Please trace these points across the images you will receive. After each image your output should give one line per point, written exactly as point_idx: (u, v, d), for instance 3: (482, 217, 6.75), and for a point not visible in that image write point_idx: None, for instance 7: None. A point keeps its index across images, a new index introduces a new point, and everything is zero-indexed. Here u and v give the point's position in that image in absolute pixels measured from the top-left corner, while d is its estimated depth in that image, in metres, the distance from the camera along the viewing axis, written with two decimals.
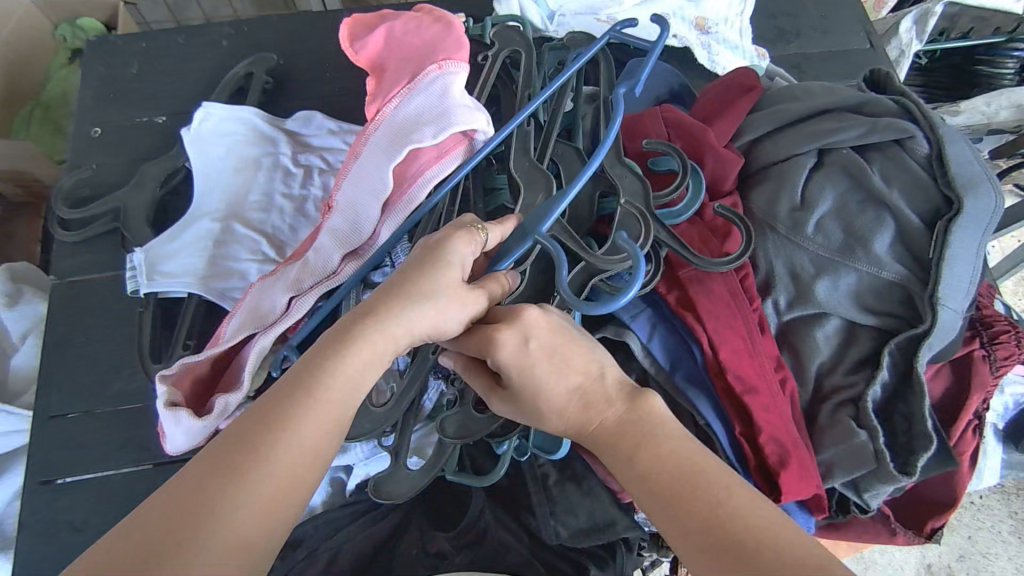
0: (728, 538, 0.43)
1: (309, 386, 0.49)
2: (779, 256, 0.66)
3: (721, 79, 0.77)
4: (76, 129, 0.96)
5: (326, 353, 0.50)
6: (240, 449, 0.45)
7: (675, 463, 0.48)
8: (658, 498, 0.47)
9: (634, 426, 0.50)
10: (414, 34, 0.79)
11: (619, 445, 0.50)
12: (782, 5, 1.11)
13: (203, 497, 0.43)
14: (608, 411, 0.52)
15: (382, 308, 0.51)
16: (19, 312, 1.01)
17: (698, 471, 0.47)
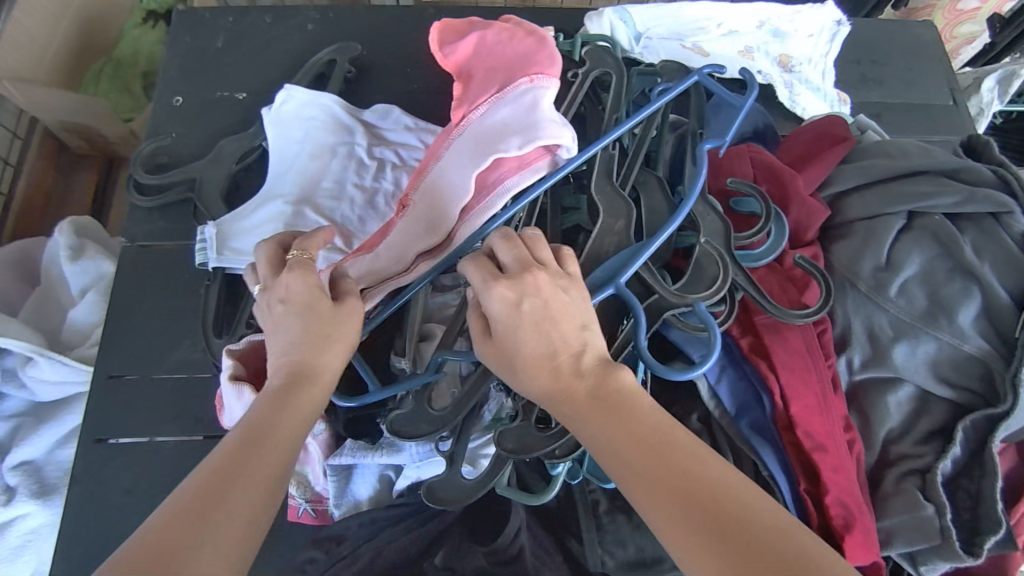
0: (701, 501, 0.44)
1: (264, 433, 0.50)
2: (858, 316, 0.65)
3: (812, 125, 0.76)
4: (158, 96, 0.97)
5: (273, 397, 0.52)
6: (200, 503, 0.44)
7: (647, 435, 0.48)
8: (632, 472, 0.47)
9: (604, 397, 0.51)
10: (506, 45, 0.78)
11: (597, 417, 0.50)
12: (867, 52, 1.09)
13: (174, 549, 0.41)
14: (579, 384, 0.52)
15: (300, 356, 0.55)
16: (81, 267, 1.03)
17: (669, 442, 0.48)
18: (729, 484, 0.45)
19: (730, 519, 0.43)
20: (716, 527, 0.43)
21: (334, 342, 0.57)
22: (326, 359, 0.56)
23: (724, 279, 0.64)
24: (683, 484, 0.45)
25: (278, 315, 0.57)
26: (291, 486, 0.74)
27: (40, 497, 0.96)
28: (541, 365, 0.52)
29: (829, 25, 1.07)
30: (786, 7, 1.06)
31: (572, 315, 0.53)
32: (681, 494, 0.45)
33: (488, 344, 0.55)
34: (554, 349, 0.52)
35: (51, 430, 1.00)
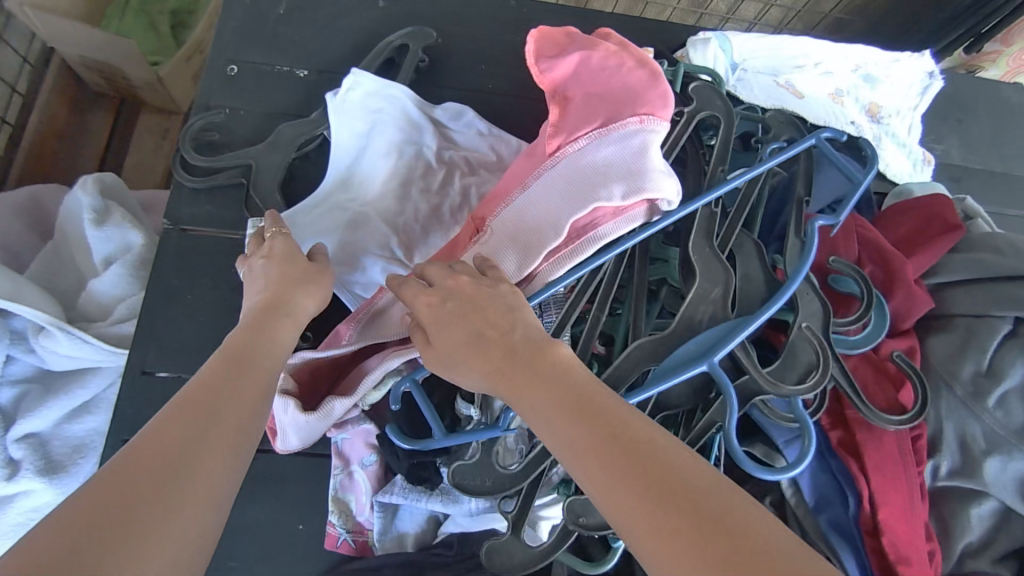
0: (638, 461, 0.43)
1: (242, 359, 0.52)
2: (952, 421, 0.63)
3: (920, 206, 0.73)
4: (210, 62, 0.89)
5: (246, 330, 0.56)
6: (189, 414, 0.45)
7: (576, 399, 0.47)
8: (572, 444, 0.46)
9: (536, 364, 0.50)
10: (614, 74, 0.72)
11: (530, 384, 0.49)
12: (957, 109, 1.05)
13: (166, 460, 0.41)
14: (511, 356, 0.51)
15: (276, 304, 0.60)
16: (106, 234, 0.97)
17: (596, 403, 0.47)
18: (660, 442, 0.44)
19: (656, 471, 0.42)
20: (641, 481, 0.42)
21: (309, 289, 0.63)
22: (301, 299, 0.62)
23: (823, 369, 0.61)
24: (609, 441, 0.44)
25: (258, 270, 0.65)
26: (332, 514, 0.70)
27: (47, 475, 0.92)
28: (472, 344, 0.53)
29: (920, 78, 1.01)
30: (884, 53, 1.00)
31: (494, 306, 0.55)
32: (617, 458, 0.43)
33: (432, 355, 0.56)
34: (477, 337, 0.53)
35: (59, 403, 0.94)
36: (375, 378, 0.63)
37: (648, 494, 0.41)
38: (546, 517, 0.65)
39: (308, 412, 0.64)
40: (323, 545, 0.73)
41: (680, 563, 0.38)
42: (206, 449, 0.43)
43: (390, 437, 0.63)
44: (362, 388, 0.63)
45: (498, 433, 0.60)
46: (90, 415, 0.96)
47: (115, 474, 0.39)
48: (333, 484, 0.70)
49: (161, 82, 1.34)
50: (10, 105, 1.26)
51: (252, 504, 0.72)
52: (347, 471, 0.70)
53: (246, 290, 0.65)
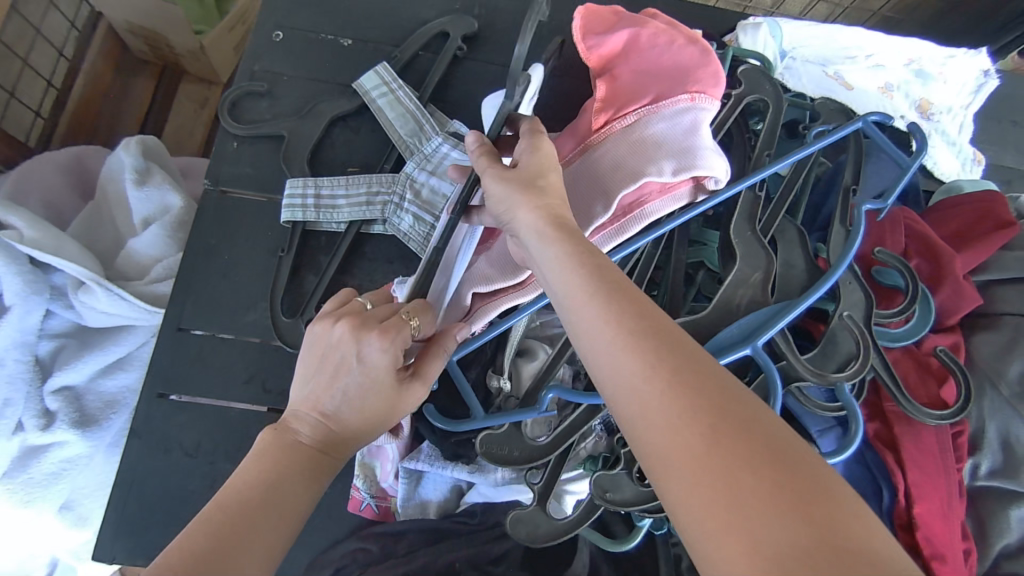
0: (670, 352, 0.41)
1: (282, 488, 0.47)
2: (995, 420, 0.61)
3: (969, 201, 0.71)
4: (257, 28, 0.90)
5: (289, 463, 0.49)
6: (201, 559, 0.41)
7: (615, 291, 0.46)
8: (605, 321, 0.44)
9: (586, 248, 0.49)
10: (664, 52, 0.70)
11: (564, 269, 0.48)
12: (1010, 110, 1.03)
13: None
14: (561, 233, 0.50)
15: (337, 427, 0.52)
16: (146, 194, 0.99)
17: (633, 304, 0.45)
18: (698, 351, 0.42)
19: (689, 375, 0.40)
20: (670, 378, 0.40)
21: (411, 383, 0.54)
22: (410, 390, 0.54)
23: (864, 360, 0.59)
24: (639, 334, 0.43)
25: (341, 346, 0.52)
26: (358, 478, 0.71)
27: (80, 428, 0.94)
28: (539, 210, 0.52)
29: (975, 76, 0.99)
30: (939, 49, 0.98)
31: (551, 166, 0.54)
32: (650, 344, 0.42)
33: (501, 174, 0.54)
34: (534, 182, 0.53)
35: (95, 358, 0.95)
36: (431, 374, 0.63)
37: (673, 382, 0.40)
38: (571, 492, 0.64)
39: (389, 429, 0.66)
40: (345, 509, 0.73)
41: (689, 450, 0.38)
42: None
43: (428, 417, 0.63)
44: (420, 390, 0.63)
45: (535, 414, 0.59)
46: (123, 372, 0.98)
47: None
48: (361, 450, 0.71)
49: (204, 50, 1.35)
50: (57, 67, 1.28)
51: None
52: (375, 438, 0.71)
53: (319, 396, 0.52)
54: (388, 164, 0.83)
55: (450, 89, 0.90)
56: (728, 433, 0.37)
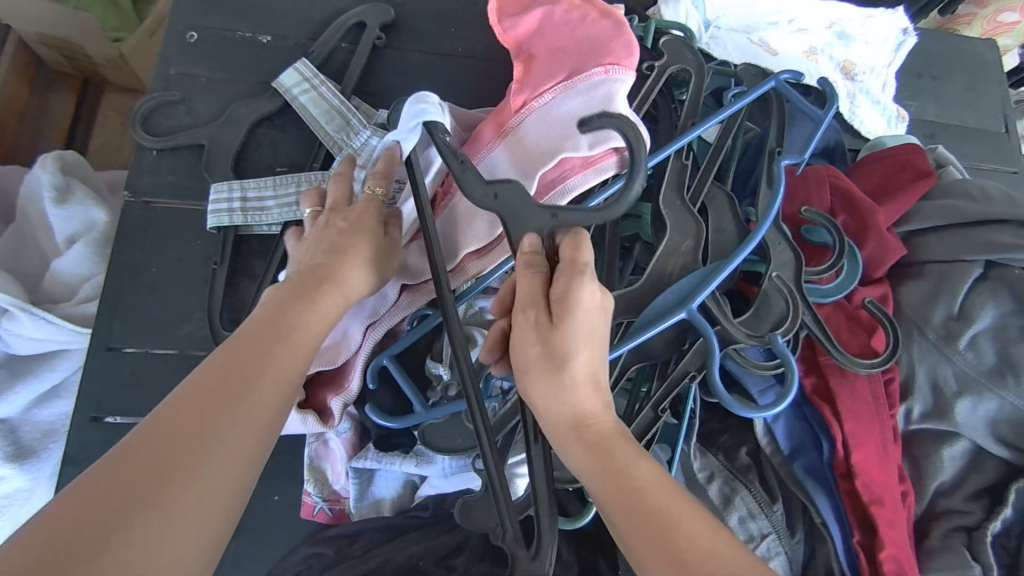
0: (670, 546, 0.41)
1: (282, 327, 0.50)
2: (924, 365, 0.63)
3: (890, 155, 0.73)
4: (170, 31, 0.87)
5: (293, 296, 0.53)
6: (154, 463, 0.39)
7: (594, 446, 0.46)
8: (620, 520, 0.43)
9: (591, 436, 0.46)
10: (577, 26, 0.70)
11: (577, 460, 0.47)
12: (929, 66, 1.06)
13: (203, 420, 0.42)
14: (576, 421, 0.47)
15: (332, 268, 0.55)
16: (69, 212, 0.94)
17: (613, 456, 0.45)
18: (697, 536, 0.41)
19: (659, 531, 0.41)
20: (645, 536, 0.42)
21: (353, 263, 0.56)
22: (350, 277, 0.56)
23: (794, 319, 0.61)
24: (647, 531, 0.42)
25: (314, 233, 0.59)
26: (309, 483, 0.69)
27: (16, 462, 0.89)
28: (554, 390, 0.47)
29: (895, 34, 1.01)
30: (858, 10, 1.00)
31: (582, 346, 0.46)
32: (653, 538, 0.41)
33: (534, 329, 0.47)
34: (560, 360, 0.47)
35: (28, 387, 0.91)
36: (368, 369, 0.64)
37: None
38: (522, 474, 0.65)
39: (323, 422, 0.65)
40: (300, 516, 0.72)
41: None
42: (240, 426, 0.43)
43: (378, 419, 0.62)
44: (354, 381, 0.64)
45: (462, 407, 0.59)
46: (60, 400, 0.94)
47: (176, 406, 0.42)
48: (308, 453, 0.69)
49: (123, 58, 1.30)
50: None
51: None
52: (322, 440, 0.69)
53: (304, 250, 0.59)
54: (316, 162, 0.81)
55: (374, 80, 0.88)
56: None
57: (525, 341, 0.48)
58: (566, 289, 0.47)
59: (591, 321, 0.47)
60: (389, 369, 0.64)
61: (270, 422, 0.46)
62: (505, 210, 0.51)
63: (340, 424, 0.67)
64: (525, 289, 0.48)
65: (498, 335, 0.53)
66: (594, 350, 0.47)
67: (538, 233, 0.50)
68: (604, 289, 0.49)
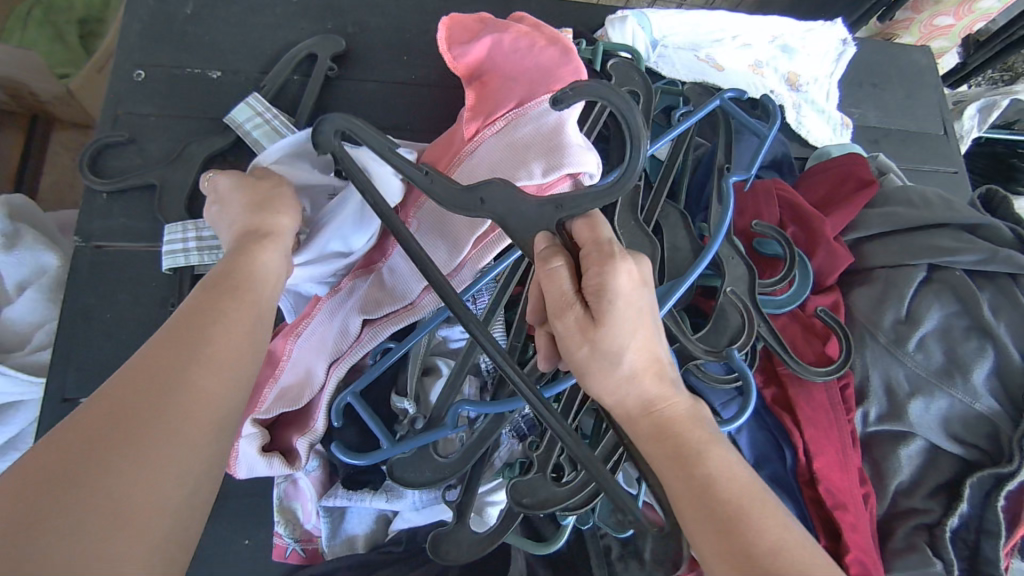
0: (746, 541, 0.39)
1: (232, 280, 0.51)
2: (877, 368, 0.65)
3: (833, 167, 0.76)
4: (116, 70, 0.86)
5: (235, 257, 0.53)
6: (126, 406, 0.39)
7: (658, 434, 0.44)
8: (693, 504, 0.41)
9: (661, 420, 0.45)
10: (524, 53, 0.71)
11: (646, 442, 0.45)
12: (869, 74, 1.10)
13: (169, 364, 0.42)
14: (647, 406, 0.45)
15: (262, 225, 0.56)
16: (17, 258, 0.92)
17: (681, 442, 0.43)
18: (774, 534, 0.39)
19: (732, 522, 0.40)
20: (709, 520, 0.40)
21: (280, 207, 0.58)
22: (273, 217, 0.57)
23: (750, 332, 0.62)
24: (719, 520, 0.40)
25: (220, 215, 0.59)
26: (279, 525, 0.68)
27: None
28: (608, 374, 0.45)
29: (835, 45, 1.05)
30: (798, 23, 1.04)
31: (632, 328, 0.44)
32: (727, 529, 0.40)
33: (580, 323, 0.45)
34: (610, 346, 0.44)
35: None
36: (332, 407, 0.63)
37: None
38: (492, 503, 0.65)
39: (290, 463, 0.64)
40: (271, 558, 0.71)
41: None
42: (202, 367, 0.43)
43: (342, 456, 0.61)
44: (319, 419, 0.63)
45: (447, 432, 0.59)
46: (16, 451, 0.91)
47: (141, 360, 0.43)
48: (277, 493, 0.67)
49: (72, 95, 1.27)
50: None
51: None
52: (291, 480, 0.67)
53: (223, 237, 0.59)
54: None
55: (329, 112, 0.88)
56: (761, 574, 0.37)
57: (576, 344, 0.46)
58: (599, 272, 0.44)
59: (631, 302, 0.44)
60: (353, 406, 0.63)
61: (241, 363, 0.47)
62: (500, 212, 0.49)
63: (307, 462, 0.65)
64: (552, 289, 0.46)
65: (547, 341, 0.54)
66: (644, 335, 0.45)
67: (549, 228, 0.49)
68: (638, 260, 0.46)
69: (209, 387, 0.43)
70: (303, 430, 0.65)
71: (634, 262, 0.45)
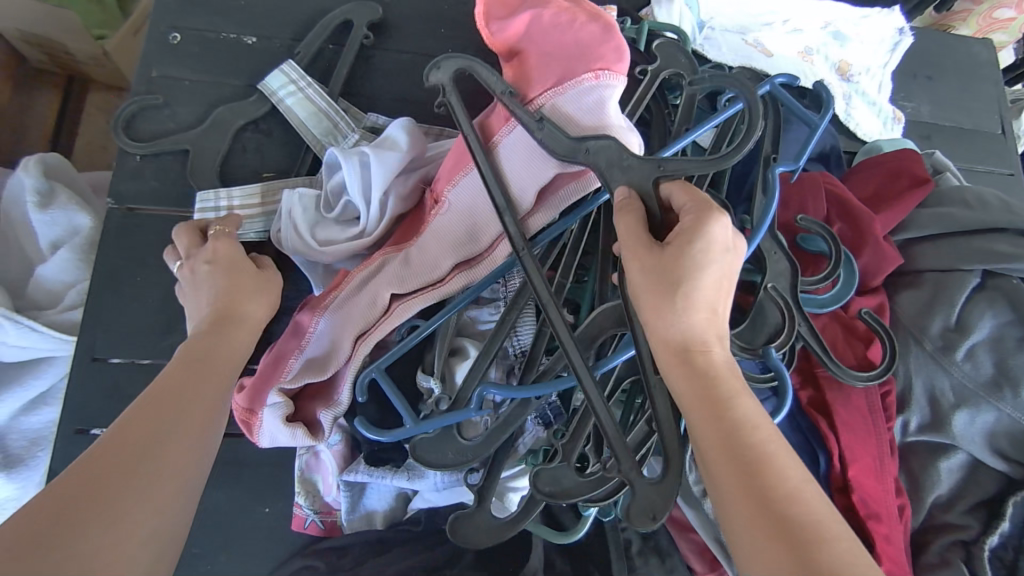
0: (762, 483, 0.39)
1: (206, 356, 0.53)
2: (920, 376, 0.62)
3: (884, 161, 0.72)
4: (151, 31, 0.85)
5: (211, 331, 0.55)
6: (104, 479, 0.41)
7: (698, 367, 0.44)
8: (720, 441, 0.42)
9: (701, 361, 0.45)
10: (565, 30, 0.69)
11: (677, 377, 0.45)
12: (925, 66, 1.05)
13: (146, 436, 0.44)
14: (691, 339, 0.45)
15: (234, 306, 0.58)
16: (51, 217, 0.93)
17: (717, 382, 0.44)
18: (793, 483, 0.40)
19: (752, 464, 0.40)
20: (731, 459, 0.41)
21: (257, 299, 0.59)
22: (255, 306, 0.59)
23: (789, 331, 0.60)
24: (740, 461, 0.41)
25: (201, 275, 0.60)
26: (299, 495, 0.68)
27: (3, 470, 0.88)
28: (660, 296, 0.45)
29: (891, 33, 0.99)
30: (853, 9, 0.99)
31: (717, 263, 0.45)
32: (747, 468, 0.40)
33: (648, 251, 0.47)
34: (682, 276, 0.45)
35: (13, 396, 0.89)
36: (356, 381, 0.62)
37: (761, 516, 0.38)
38: (515, 489, 0.65)
39: (313, 435, 0.65)
40: (291, 530, 0.71)
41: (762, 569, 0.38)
42: (178, 438, 0.45)
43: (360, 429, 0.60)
44: (344, 394, 0.63)
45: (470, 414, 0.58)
46: (47, 407, 0.92)
47: (120, 431, 0.44)
48: (299, 465, 0.68)
49: (108, 56, 1.27)
50: None
51: (218, 488, 0.71)
52: (312, 451, 0.68)
53: (190, 298, 0.60)
54: (304, 168, 0.80)
55: (363, 83, 0.87)
56: (778, 518, 0.38)
57: (643, 272, 0.46)
58: (698, 212, 0.46)
59: (714, 247, 0.45)
60: (377, 382, 0.62)
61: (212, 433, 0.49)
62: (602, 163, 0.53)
63: (330, 436, 0.66)
64: (624, 219, 0.49)
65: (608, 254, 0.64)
66: (716, 274, 0.46)
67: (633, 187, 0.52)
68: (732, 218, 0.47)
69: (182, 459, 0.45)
70: (326, 404, 0.65)
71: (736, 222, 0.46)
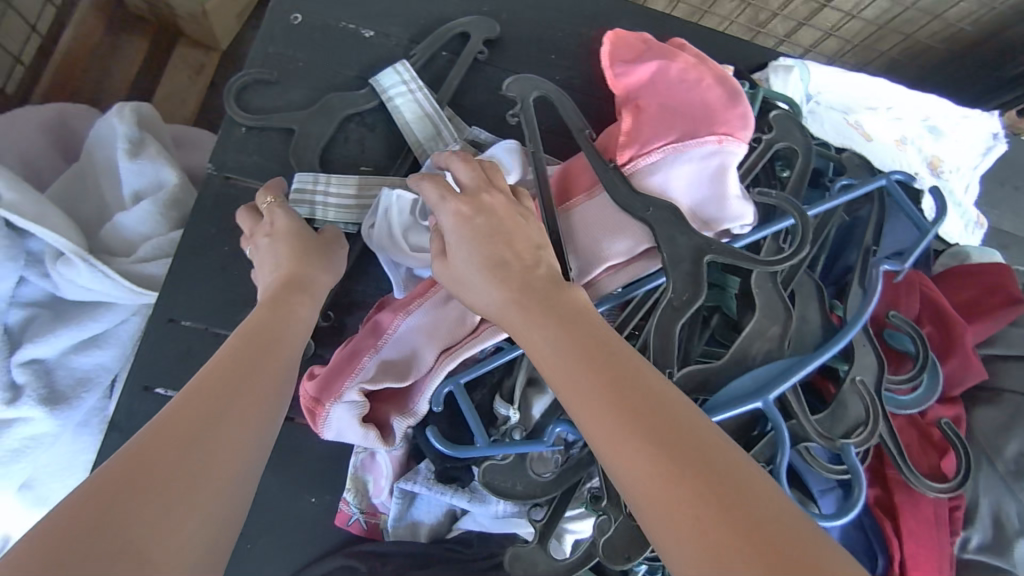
0: (687, 461, 0.38)
1: (258, 342, 0.54)
2: (988, 496, 0.63)
3: (982, 271, 0.72)
4: (275, 8, 0.86)
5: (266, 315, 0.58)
6: (161, 457, 0.40)
7: (605, 362, 0.44)
8: (629, 427, 0.40)
9: (602, 357, 0.44)
10: (693, 87, 0.69)
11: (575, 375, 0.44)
12: (1013, 175, 1.05)
13: (200, 419, 0.44)
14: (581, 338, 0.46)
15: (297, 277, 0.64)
16: (139, 168, 0.94)
17: (621, 374, 0.43)
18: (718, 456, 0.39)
19: (675, 444, 0.39)
20: (650, 444, 0.39)
21: (322, 264, 0.67)
22: (315, 276, 0.65)
23: (871, 428, 0.60)
24: (657, 445, 0.39)
25: (263, 249, 0.67)
26: (348, 491, 0.69)
27: (48, 405, 0.88)
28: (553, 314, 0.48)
29: (984, 138, 1.00)
30: (955, 108, 0.99)
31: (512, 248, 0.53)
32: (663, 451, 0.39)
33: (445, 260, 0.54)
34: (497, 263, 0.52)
35: (70, 333, 0.89)
36: (435, 393, 0.63)
37: (694, 494, 0.36)
38: (571, 530, 0.65)
39: (382, 440, 0.65)
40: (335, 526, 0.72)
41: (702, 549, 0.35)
42: (231, 423, 0.45)
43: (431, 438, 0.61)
44: (421, 405, 0.64)
45: (541, 447, 0.58)
46: (99, 349, 0.92)
47: (178, 412, 0.44)
48: (353, 462, 0.69)
49: (206, 16, 1.29)
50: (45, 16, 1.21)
51: (272, 471, 0.72)
52: (370, 452, 0.68)
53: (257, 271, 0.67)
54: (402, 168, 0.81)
55: (469, 95, 0.88)
56: (711, 492, 0.36)
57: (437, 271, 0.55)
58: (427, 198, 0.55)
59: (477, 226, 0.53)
60: (454, 395, 0.63)
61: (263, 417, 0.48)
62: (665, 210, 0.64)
63: (398, 443, 0.66)
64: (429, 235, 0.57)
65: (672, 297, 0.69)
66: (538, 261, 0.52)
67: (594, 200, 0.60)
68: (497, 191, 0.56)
69: (234, 445, 0.44)
70: (400, 410, 0.66)
71: (454, 198, 0.54)
